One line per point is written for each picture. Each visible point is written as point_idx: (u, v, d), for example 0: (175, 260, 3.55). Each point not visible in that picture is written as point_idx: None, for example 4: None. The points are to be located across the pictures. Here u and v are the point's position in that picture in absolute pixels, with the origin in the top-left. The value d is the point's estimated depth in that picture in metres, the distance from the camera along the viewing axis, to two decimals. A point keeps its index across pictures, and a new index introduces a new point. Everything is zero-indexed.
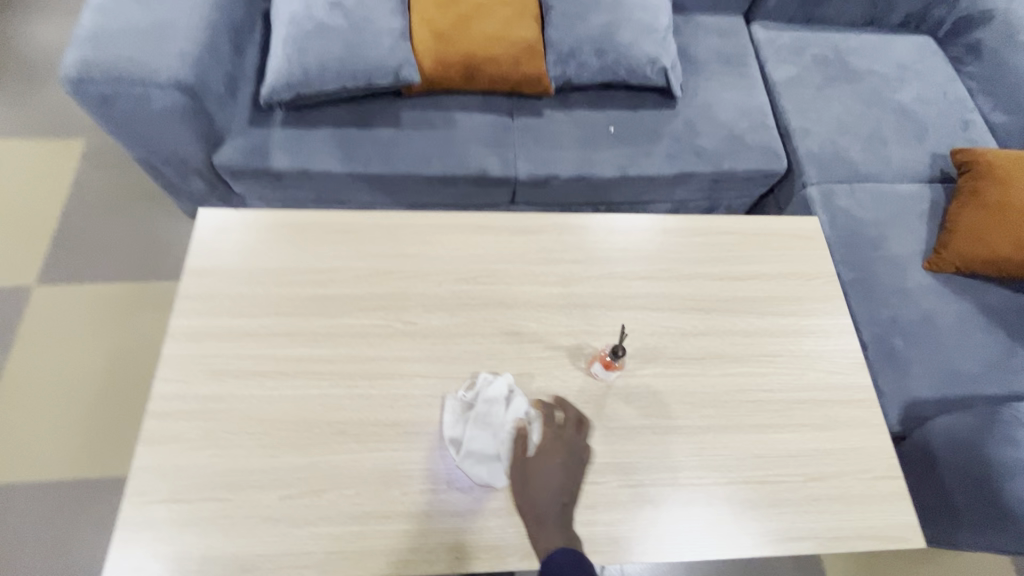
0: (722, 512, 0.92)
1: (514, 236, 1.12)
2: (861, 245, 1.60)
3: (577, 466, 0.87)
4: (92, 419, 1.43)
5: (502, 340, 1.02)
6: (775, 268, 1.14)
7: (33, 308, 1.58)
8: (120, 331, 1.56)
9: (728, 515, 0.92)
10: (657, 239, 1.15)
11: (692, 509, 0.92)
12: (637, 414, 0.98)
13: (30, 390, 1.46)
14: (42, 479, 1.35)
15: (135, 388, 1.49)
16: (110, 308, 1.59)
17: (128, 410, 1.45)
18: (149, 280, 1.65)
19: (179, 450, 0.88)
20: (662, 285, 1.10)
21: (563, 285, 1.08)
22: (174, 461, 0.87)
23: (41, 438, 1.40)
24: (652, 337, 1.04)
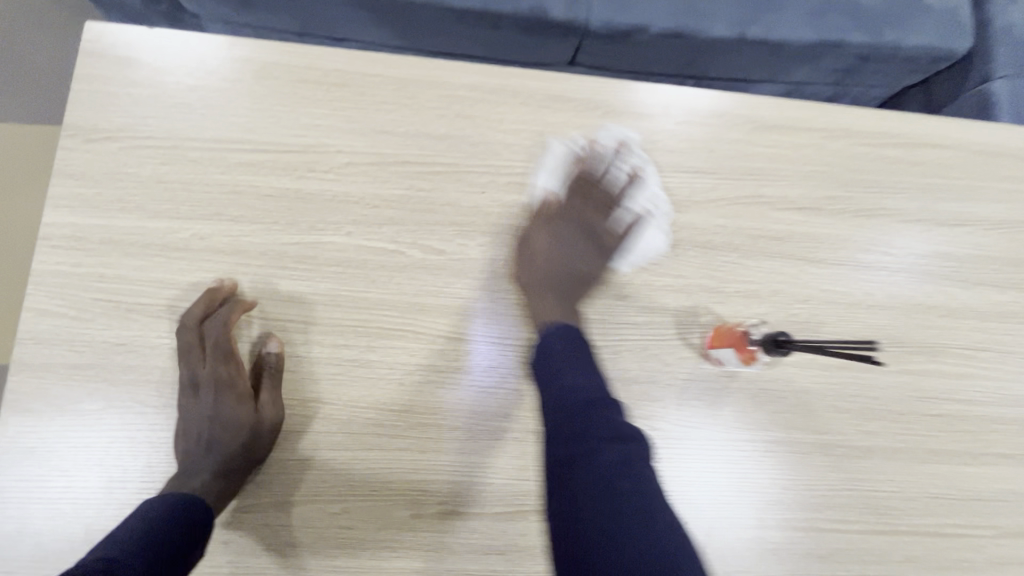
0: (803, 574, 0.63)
1: (605, 120, 0.69)
2: None
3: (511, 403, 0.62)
4: None
5: (577, 291, 0.65)
6: (1000, 212, 0.73)
7: None
8: None
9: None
10: (831, 145, 0.72)
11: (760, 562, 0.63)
12: (765, 420, 0.66)
13: None
14: None
15: None
16: None
17: None
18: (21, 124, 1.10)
19: (69, 428, 0.56)
20: (828, 223, 0.70)
21: (677, 209, 0.68)
22: (62, 445, 0.56)
23: None
24: (803, 306, 0.68)
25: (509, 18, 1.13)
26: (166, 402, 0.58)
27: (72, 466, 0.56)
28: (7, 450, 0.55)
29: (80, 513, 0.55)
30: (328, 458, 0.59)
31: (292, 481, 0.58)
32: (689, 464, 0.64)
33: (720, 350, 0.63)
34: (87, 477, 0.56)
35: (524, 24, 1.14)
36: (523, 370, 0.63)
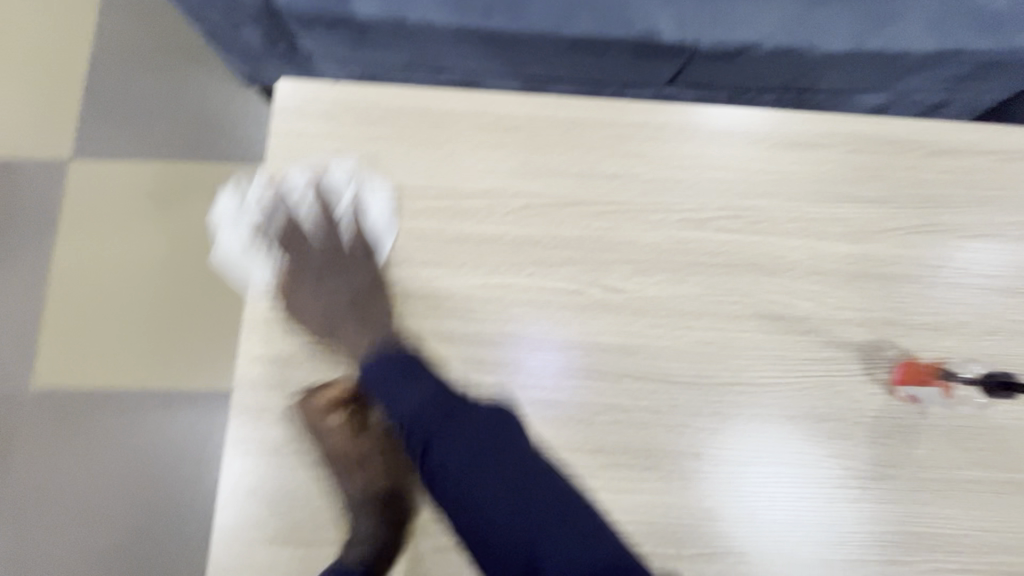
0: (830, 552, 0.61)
1: (774, 151, 0.68)
2: None
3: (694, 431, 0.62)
4: (147, 329, 1.16)
5: (757, 326, 0.64)
6: None
7: (79, 181, 1.25)
8: (183, 227, 1.22)
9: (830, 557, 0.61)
10: (1008, 169, 0.69)
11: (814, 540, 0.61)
12: (965, 460, 0.62)
13: (78, 282, 1.19)
14: (99, 391, 1.13)
15: (197, 301, 1.18)
16: (168, 192, 1.25)
17: (186, 330, 1.16)
18: (209, 161, 1.27)
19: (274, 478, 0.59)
20: (1011, 249, 0.68)
21: (854, 240, 0.67)
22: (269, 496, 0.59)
23: (89, 342, 1.15)
24: (994, 339, 0.65)
25: (619, 43, 1.12)
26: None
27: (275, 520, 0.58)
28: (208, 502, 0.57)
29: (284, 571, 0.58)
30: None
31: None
32: (888, 505, 0.61)
33: (919, 388, 0.61)
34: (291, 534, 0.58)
35: (632, 48, 1.14)
36: (707, 409, 0.62)
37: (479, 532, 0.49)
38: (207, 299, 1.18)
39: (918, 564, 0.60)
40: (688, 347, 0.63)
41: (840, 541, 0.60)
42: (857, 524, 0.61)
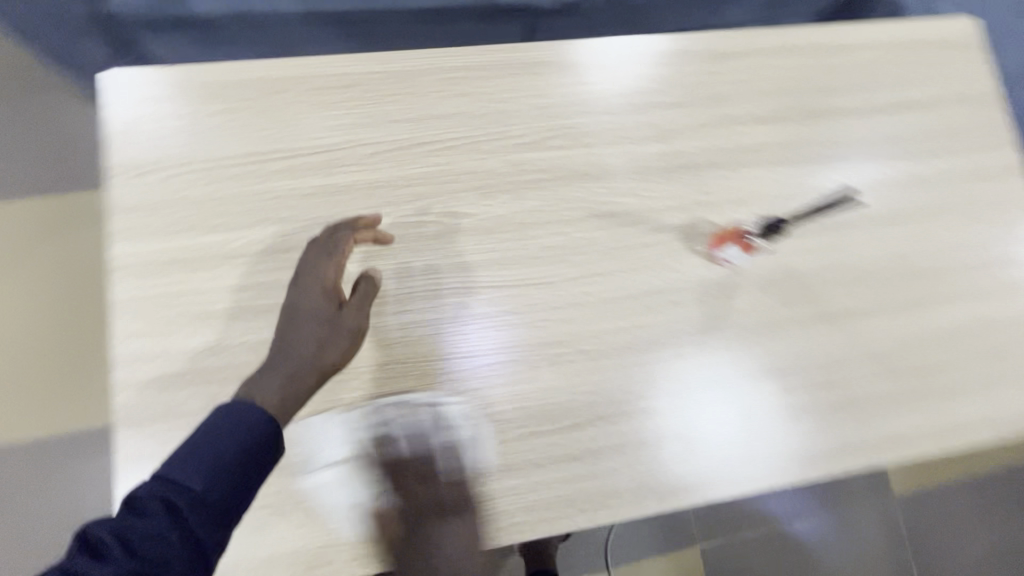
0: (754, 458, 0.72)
1: (584, 76, 0.77)
2: None
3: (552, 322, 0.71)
4: (35, 370, 1.11)
5: (591, 226, 0.74)
6: (928, 94, 0.85)
7: None
8: (45, 264, 1.15)
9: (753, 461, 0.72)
10: (777, 63, 0.82)
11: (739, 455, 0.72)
12: (775, 304, 0.75)
13: None
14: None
15: (76, 334, 1.12)
16: (22, 232, 1.17)
17: (78, 363, 1.11)
18: (60, 191, 1.19)
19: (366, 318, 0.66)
20: (791, 128, 0.81)
21: (663, 140, 0.77)
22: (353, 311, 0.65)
23: None
24: (785, 202, 0.78)
25: (464, 10, 1.19)
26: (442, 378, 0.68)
27: (327, 327, 0.64)
28: (330, 260, 0.66)
29: (305, 356, 0.61)
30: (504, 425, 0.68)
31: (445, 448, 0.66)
32: (720, 350, 0.73)
33: (726, 249, 0.74)
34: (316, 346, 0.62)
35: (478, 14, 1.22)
36: (562, 302, 0.71)
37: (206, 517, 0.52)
38: (88, 330, 1.13)
39: (750, 393, 0.72)
40: (536, 254, 0.72)
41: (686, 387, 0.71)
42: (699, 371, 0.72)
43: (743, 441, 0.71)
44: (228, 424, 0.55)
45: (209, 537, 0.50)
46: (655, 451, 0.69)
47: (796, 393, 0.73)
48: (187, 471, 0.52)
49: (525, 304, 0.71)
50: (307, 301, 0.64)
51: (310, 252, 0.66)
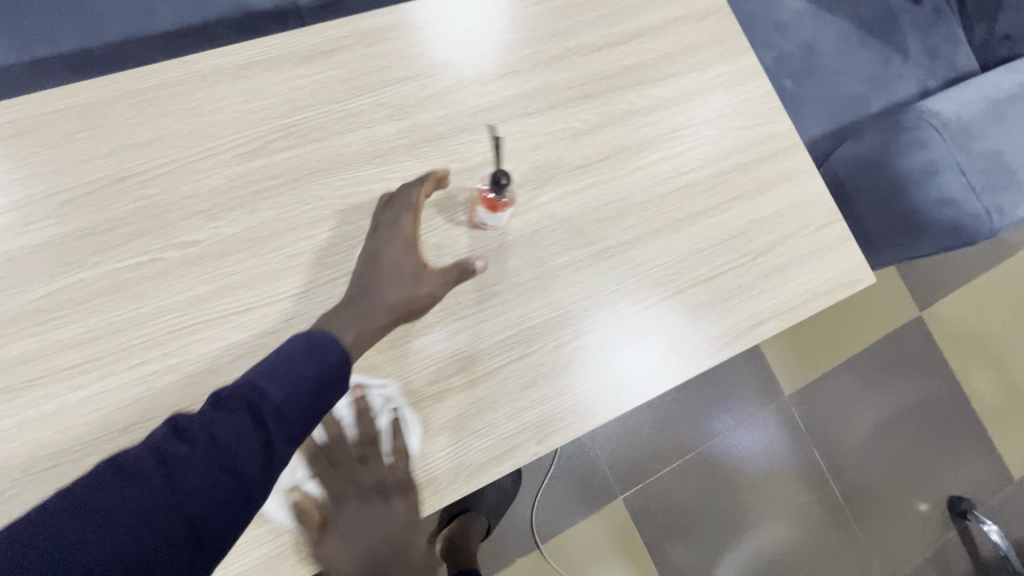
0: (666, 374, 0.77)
1: (299, 69, 0.73)
2: None
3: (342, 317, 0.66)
4: None
5: (340, 222, 0.70)
6: (660, 16, 0.87)
7: None
8: None
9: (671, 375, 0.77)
10: (506, 16, 0.81)
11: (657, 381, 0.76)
12: (549, 254, 0.74)
13: None
14: None
15: None
16: None
17: None
18: None
19: (447, 283, 0.67)
20: (532, 78, 0.80)
21: (400, 116, 0.74)
22: (435, 274, 0.67)
23: None
24: (540, 152, 0.77)
25: (219, 24, 1.11)
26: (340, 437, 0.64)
27: (409, 285, 0.66)
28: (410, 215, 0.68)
29: (398, 298, 0.65)
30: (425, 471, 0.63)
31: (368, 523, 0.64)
32: (501, 315, 0.71)
33: (478, 212, 0.71)
34: (380, 304, 0.64)
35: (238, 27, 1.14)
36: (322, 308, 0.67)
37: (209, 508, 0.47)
38: None
39: (540, 350, 0.71)
40: (283, 266, 0.67)
41: (473, 361, 0.69)
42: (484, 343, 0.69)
43: (543, 398, 0.70)
44: (310, 352, 0.55)
45: (214, 518, 0.47)
46: (455, 433, 0.66)
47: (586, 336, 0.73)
48: (268, 387, 0.52)
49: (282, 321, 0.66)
50: (394, 254, 0.66)
51: (387, 212, 0.68)
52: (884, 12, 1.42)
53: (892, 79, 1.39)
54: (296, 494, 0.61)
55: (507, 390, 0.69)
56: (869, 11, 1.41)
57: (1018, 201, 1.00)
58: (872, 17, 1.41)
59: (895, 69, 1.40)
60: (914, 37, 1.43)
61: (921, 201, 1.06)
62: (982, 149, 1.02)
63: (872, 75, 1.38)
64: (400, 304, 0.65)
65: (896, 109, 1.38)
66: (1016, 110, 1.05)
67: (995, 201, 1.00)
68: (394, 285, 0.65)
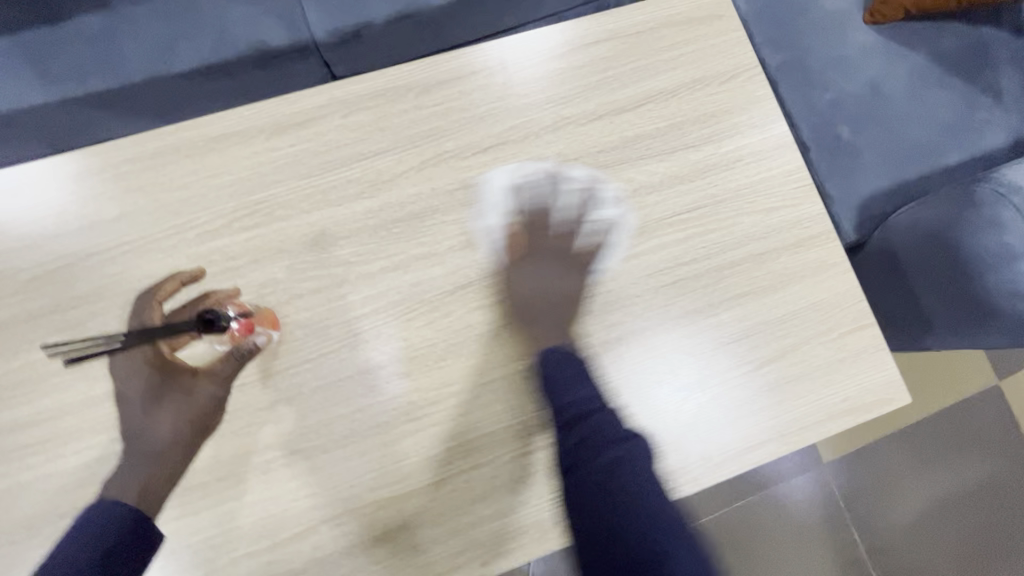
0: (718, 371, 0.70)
1: (270, 141, 0.70)
2: (785, 9, 1.19)
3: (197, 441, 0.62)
4: None
5: (297, 308, 0.67)
6: (675, 78, 0.77)
7: None
8: None
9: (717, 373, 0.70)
10: (496, 81, 0.74)
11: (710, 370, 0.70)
12: (515, 353, 0.68)
13: None
14: None
15: None
16: None
17: None
18: None
19: (229, 374, 0.62)
20: (518, 151, 0.73)
21: (370, 194, 0.70)
22: (209, 374, 0.61)
23: None
24: (518, 236, 0.71)
25: (237, 62, 1.12)
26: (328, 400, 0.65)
27: (182, 401, 0.60)
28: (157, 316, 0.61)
29: (160, 427, 0.58)
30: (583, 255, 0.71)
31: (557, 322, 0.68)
32: (454, 420, 0.66)
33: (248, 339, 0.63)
34: (153, 438, 0.58)
35: (257, 64, 1.14)
36: (267, 401, 0.64)
37: None
38: None
39: (494, 462, 0.65)
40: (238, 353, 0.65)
41: (419, 469, 0.64)
42: (433, 448, 0.65)
43: (493, 517, 0.64)
44: (101, 526, 0.52)
45: None
46: (395, 545, 0.63)
47: (551, 447, 0.66)
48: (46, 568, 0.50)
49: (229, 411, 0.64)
50: (139, 390, 0.60)
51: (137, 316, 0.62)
52: (976, 46, 1.21)
53: (980, 126, 1.18)
54: None
55: (454, 503, 0.64)
56: (958, 44, 1.20)
57: None
58: (960, 52, 1.21)
59: (985, 113, 1.19)
60: (1013, 76, 1.21)
61: (994, 290, 0.89)
62: None
63: (955, 122, 1.18)
64: (179, 425, 0.59)
65: (982, 161, 1.17)
66: None
67: None
68: (153, 419, 0.59)
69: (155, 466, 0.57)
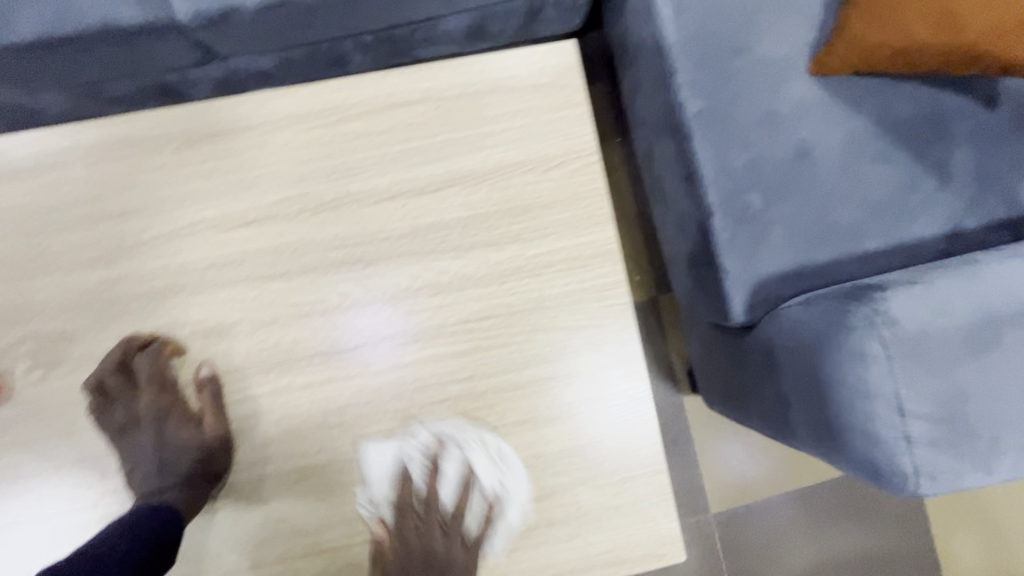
0: (632, 377, 0.66)
1: (0, 187, 0.61)
2: (718, 51, 1.03)
3: (155, 475, 0.61)
4: None
5: (10, 384, 0.60)
6: (493, 159, 0.66)
7: None
8: None
9: (634, 379, 0.66)
10: (276, 140, 0.64)
11: (623, 387, 0.66)
12: (246, 461, 0.62)
13: None
14: None
15: None
16: None
17: None
18: None
19: (174, 387, 0.63)
20: (289, 228, 0.63)
21: (110, 262, 0.62)
22: (154, 395, 0.62)
23: None
24: (273, 329, 0.63)
25: None
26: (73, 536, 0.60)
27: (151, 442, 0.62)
28: (110, 390, 0.60)
29: (151, 466, 0.61)
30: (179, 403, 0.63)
31: (164, 312, 0.62)
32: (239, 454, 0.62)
33: None
34: (149, 480, 0.61)
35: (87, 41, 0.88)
36: None
37: None
38: None
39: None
40: None
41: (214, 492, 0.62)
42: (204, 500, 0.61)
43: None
44: None
45: None
46: None
47: (289, 565, 0.62)
48: None
49: None
50: (132, 446, 0.61)
51: None
52: (931, 118, 1.04)
53: (914, 213, 1.03)
54: None
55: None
56: (913, 112, 1.03)
57: (961, 468, 0.71)
58: (912, 122, 1.04)
59: (924, 197, 1.03)
60: (967, 156, 1.04)
61: (847, 423, 0.76)
62: (937, 385, 0.72)
63: (886, 203, 1.03)
64: (162, 463, 0.61)
65: (908, 253, 1.03)
66: (1011, 339, 0.73)
67: (931, 458, 0.71)
68: (148, 462, 0.61)
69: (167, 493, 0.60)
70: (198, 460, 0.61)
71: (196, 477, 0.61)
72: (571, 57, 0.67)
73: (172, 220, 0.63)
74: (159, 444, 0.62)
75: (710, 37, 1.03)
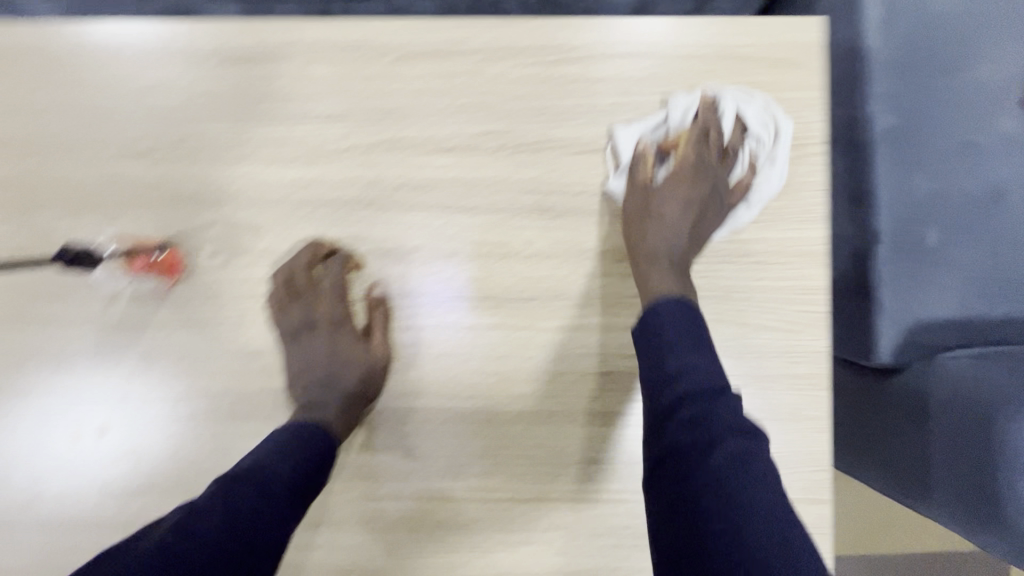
0: (813, 393, 0.60)
1: (220, 69, 0.61)
2: (927, 41, 0.79)
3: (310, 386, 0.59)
4: None
5: (192, 264, 0.60)
6: (709, 130, 0.61)
7: None
8: None
9: (815, 396, 0.60)
10: (491, 70, 0.61)
11: (800, 402, 0.60)
12: (396, 391, 0.61)
13: None
14: None
15: None
16: None
17: None
18: None
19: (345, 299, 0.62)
20: (485, 163, 0.61)
21: (306, 163, 0.61)
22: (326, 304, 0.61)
23: None
24: (449, 263, 0.61)
25: None
26: (224, 424, 0.60)
27: (313, 350, 0.60)
28: (290, 289, 0.59)
29: (309, 376, 0.59)
30: (344, 323, 0.62)
31: (347, 223, 0.61)
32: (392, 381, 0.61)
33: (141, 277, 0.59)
34: (305, 388, 0.59)
35: None
36: (135, 350, 0.60)
37: (734, 532, 0.39)
38: None
39: (322, 501, 0.60)
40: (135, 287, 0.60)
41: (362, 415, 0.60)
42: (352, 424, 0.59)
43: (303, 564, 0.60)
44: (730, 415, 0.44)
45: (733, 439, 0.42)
46: None
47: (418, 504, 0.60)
48: (701, 355, 0.46)
49: (99, 351, 0.60)
50: (295, 351, 0.60)
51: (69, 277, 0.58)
52: None
53: None
54: (50, 519, 0.60)
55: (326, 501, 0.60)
56: None
57: None
58: None
59: None
60: None
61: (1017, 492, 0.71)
62: None
63: None
64: (319, 374, 0.60)
65: None
66: None
67: None
68: (306, 371, 0.60)
69: (319, 406, 0.58)
70: (355, 380, 0.59)
71: (350, 397, 0.59)
72: (816, 34, 0.61)
73: (373, 132, 0.61)
74: (319, 355, 0.60)
75: (926, 22, 0.79)
